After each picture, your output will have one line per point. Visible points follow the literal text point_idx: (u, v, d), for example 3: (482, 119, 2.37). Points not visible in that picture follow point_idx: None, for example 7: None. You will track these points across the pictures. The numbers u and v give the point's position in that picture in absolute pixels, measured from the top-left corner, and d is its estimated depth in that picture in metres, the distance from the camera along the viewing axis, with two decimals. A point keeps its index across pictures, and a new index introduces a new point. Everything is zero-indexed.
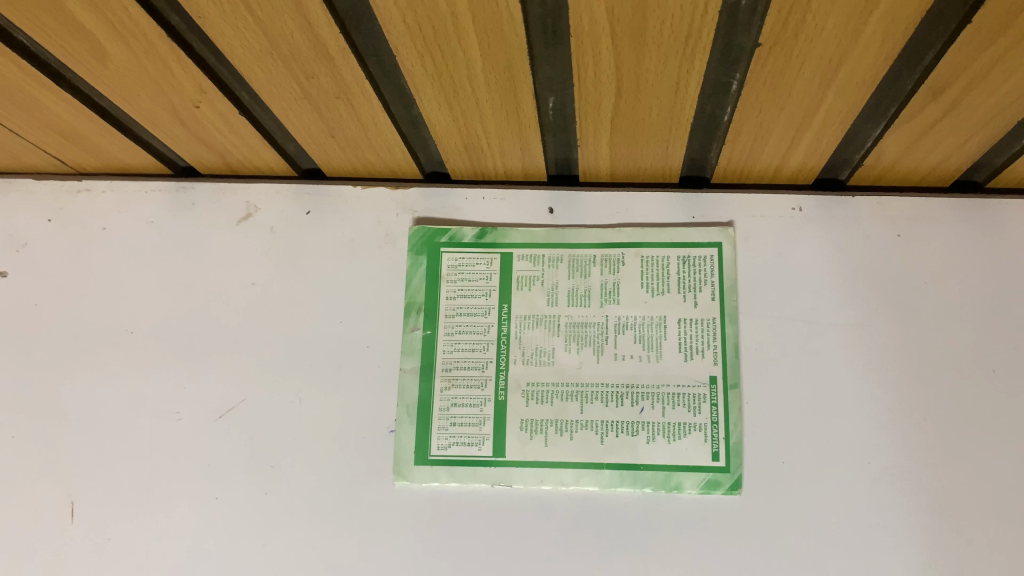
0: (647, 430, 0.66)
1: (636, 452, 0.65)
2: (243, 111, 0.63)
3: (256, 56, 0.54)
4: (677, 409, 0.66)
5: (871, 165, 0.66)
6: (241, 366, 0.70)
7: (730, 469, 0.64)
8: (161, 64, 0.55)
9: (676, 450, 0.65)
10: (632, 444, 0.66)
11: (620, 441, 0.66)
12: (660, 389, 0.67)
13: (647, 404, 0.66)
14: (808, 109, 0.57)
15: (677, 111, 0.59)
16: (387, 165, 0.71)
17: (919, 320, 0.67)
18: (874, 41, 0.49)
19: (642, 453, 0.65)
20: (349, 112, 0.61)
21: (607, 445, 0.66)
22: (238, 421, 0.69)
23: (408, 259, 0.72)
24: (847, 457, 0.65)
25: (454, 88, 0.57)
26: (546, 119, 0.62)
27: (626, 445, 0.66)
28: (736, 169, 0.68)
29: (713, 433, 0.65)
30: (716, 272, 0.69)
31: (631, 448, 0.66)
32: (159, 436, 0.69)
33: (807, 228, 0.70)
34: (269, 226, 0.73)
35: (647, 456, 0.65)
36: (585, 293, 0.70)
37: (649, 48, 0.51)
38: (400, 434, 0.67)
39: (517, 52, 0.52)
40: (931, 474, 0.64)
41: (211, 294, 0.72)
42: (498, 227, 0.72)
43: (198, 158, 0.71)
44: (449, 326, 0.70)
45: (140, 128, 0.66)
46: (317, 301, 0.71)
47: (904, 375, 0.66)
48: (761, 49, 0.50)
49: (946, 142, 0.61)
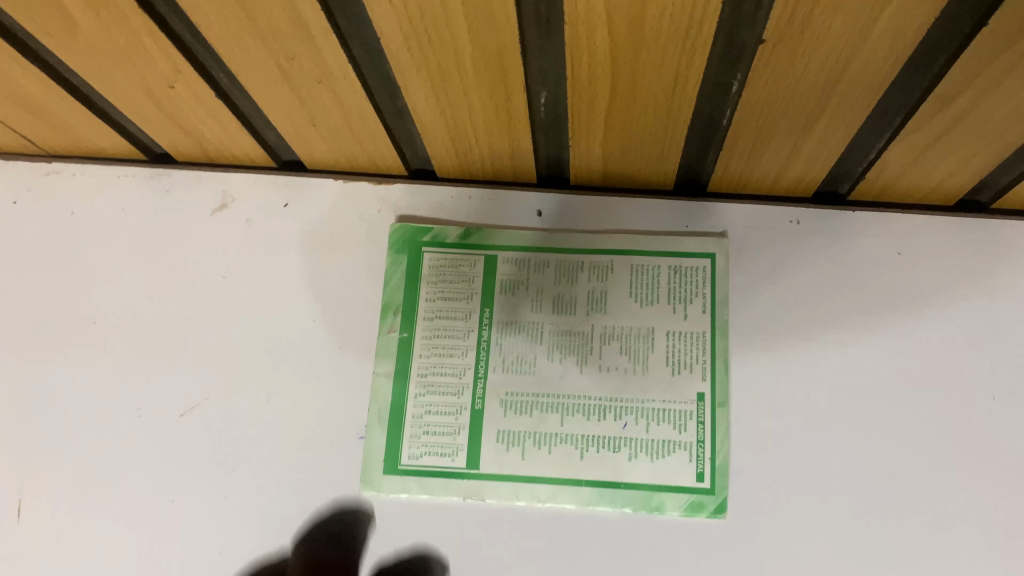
0: (629, 447, 0.63)
1: (616, 470, 0.62)
2: (221, 95, 0.60)
3: (234, 32, 0.51)
4: (662, 425, 0.63)
5: (873, 179, 0.63)
6: (207, 362, 0.67)
7: (715, 490, 0.62)
8: (133, 38, 0.52)
9: (658, 469, 0.62)
10: (614, 461, 0.63)
11: (601, 457, 0.63)
12: (646, 404, 0.64)
13: (631, 420, 0.63)
14: (811, 114, 0.55)
15: (674, 111, 0.56)
16: (371, 160, 0.68)
17: (918, 343, 0.64)
18: (883, 43, 0.46)
19: (623, 470, 0.62)
20: (331, 98, 0.58)
21: (587, 460, 0.63)
22: (199, 420, 0.66)
23: (388, 257, 0.69)
24: (839, 482, 0.62)
25: (440, 77, 0.54)
26: (538, 115, 0.59)
27: (607, 462, 0.63)
28: (734, 178, 0.66)
29: (699, 453, 0.62)
30: (708, 283, 0.66)
31: (612, 465, 0.63)
32: (117, 432, 0.66)
33: (805, 243, 0.67)
34: (245, 217, 0.70)
35: (628, 474, 0.62)
36: (571, 300, 0.67)
37: (647, 40, 0.48)
38: (370, 440, 0.64)
39: (508, 39, 0.49)
40: (926, 503, 0.61)
41: (180, 286, 0.69)
42: (483, 228, 0.69)
43: (174, 144, 0.68)
44: (428, 329, 0.67)
45: (114, 109, 0.63)
46: (291, 298, 0.68)
47: (900, 399, 0.63)
48: (765, 46, 0.47)
49: (953, 156, 0.58)
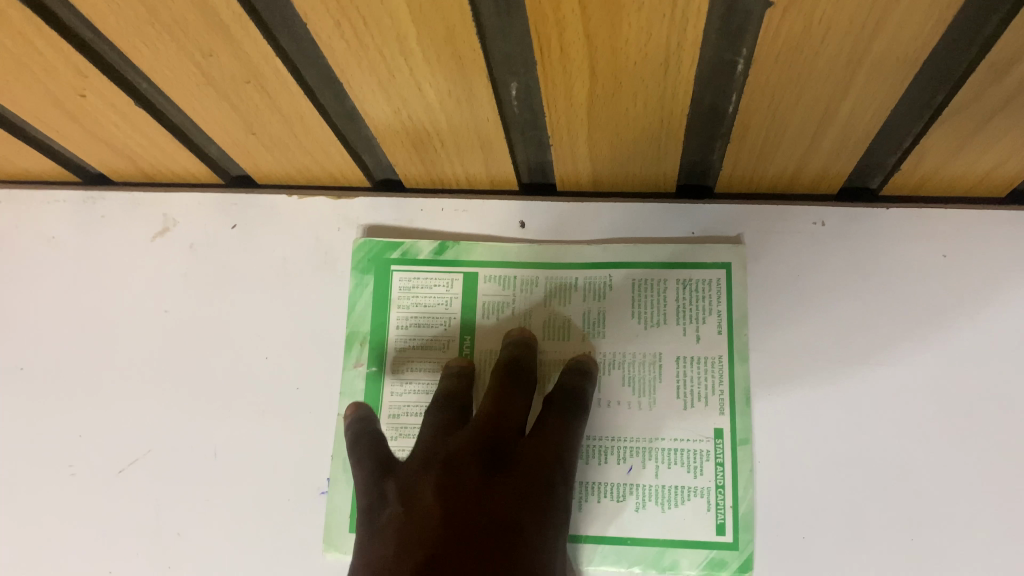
0: (633, 496, 0.56)
1: (619, 523, 0.55)
2: (142, 103, 0.52)
3: (134, 25, 0.43)
4: (673, 469, 0.55)
5: (909, 172, 0.54)
6: (148, 410, 0.60)
7: (739, 546, 0.54)
8: (21, 39, 0.44)
9: (670, 522, 0.55)
10: (613, 513, 0.56)
11: (600, 507, 0.56)
12: (654, 445, 0.56)
13: (637, 462, 0.56)
14: (832, 97, 0.46)
15: (668, 99, 0.47)
16: (328, 172, 0.59)
17: (970, 361, 0.55)
18: (920, 3, 0.37)
19: (627, 523, 0.55)
20: (266, 102, 0.50)
21: (585, 511, 0.56)
22: (139, 478, 0.59)
23: (352, 278, 0.61)
24: (880, 527, 0.53)
25: (387, 71, 0.46)
26: (511, 110, 0.50)
27: (606, 514, 0.56)
28: (745, 177, 0.57)
29: (719, 500, 0.55)
30: (724, 298, 0.57)
31: (615, 517, 0.56)
32: (50, 494, 0.59)
33: (830, 247, 0.58)
34: (190, 243, 0.63)
35: (635, 529, 0.55)
36: (563, 324, 0.59)
37: (626, 11, 0.39)
38: (334, 494, 0.57)
39: (459, 20, 0.40)
40: (986, 551, 0.52)
41: (119, 326, 0.62)
42: (461, 241, 0.61)
43: (105, 163, 0.60)
44: (400, 364, 0.59)
45: (27, 125, 0.55)
46: (242, 335, 0.61)
47: (951, 427, 0.54)
48: (773, 12, 0.38)
49: (1006, 140, 0.49)
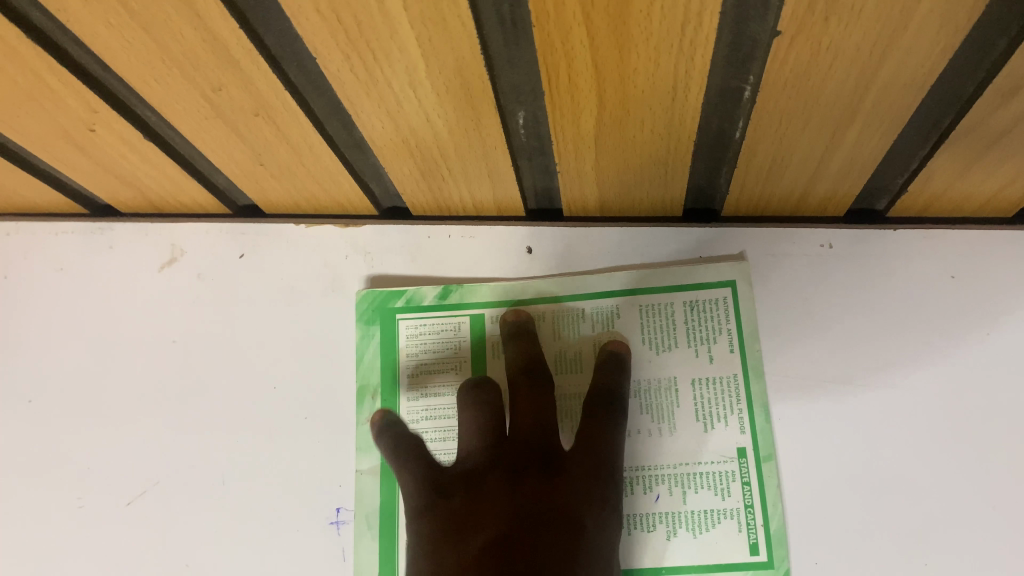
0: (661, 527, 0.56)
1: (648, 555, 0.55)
2: (151, 136, 0.52)
3: (144, 60, 0.43)
4: (700, 492, 0.56)
5: (916, 194, 0.54)
6: (157, 440, 0.60)
7: (774, 564, 0.54)
8: (31, 73, 0.45)
9: (703, 547, 0.55)
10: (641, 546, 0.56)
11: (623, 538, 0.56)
12: (676, 468, 0.56)
13: (664, 490, 0.56)
14: (839, 121, 0.46)
15: (676, 126, 0.47)
16: (335, 200, 0.60)
17: (981, 382, 0.55)
18: (927, 30, 0.37)
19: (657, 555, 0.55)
20: (275, 133, 0.50)
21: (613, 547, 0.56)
22: (147, 509, 0.58)
23: (358, 331, 0.60)
24: (894, 551, 0.53)
25: (395, 102, 0.46)
26: (517, 139, 0.51)
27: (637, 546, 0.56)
28: (752, 200, 0.57)
29: (749, 520, 0.55)
30: (732, 316, 0.58)
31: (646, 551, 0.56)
32: (58, 526, 0.59)
33: (837, 269, 0.58)
34: (198, 272, 0.63)
35: (668, 558, 0.55)
36: (575, 357, 0.59)
37: (635, 41, 0.39)
38: (360, 550, 0.56)
39: (468, 51, 0.41)
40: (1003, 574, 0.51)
41: (127, 356, 0.62)
42: (464, 283, 0.61)
43: (112, 194, 0.60)
44: (413, 411, 0.59)
45: (35, 158, 0.55)
46: (251, 364, 0.61)
47: (964, 448, 0.54)
48: (781, 39, 0.39)
49: (1013, 162, 0.49)
